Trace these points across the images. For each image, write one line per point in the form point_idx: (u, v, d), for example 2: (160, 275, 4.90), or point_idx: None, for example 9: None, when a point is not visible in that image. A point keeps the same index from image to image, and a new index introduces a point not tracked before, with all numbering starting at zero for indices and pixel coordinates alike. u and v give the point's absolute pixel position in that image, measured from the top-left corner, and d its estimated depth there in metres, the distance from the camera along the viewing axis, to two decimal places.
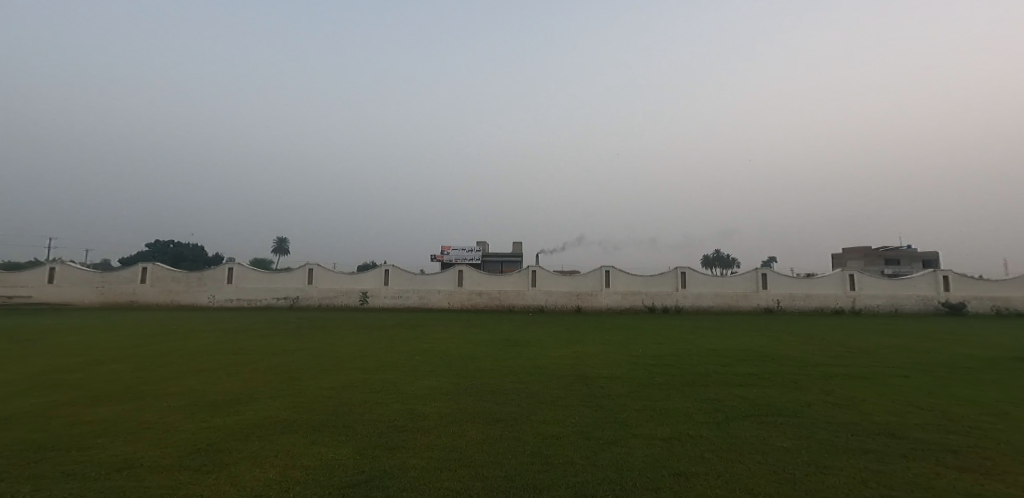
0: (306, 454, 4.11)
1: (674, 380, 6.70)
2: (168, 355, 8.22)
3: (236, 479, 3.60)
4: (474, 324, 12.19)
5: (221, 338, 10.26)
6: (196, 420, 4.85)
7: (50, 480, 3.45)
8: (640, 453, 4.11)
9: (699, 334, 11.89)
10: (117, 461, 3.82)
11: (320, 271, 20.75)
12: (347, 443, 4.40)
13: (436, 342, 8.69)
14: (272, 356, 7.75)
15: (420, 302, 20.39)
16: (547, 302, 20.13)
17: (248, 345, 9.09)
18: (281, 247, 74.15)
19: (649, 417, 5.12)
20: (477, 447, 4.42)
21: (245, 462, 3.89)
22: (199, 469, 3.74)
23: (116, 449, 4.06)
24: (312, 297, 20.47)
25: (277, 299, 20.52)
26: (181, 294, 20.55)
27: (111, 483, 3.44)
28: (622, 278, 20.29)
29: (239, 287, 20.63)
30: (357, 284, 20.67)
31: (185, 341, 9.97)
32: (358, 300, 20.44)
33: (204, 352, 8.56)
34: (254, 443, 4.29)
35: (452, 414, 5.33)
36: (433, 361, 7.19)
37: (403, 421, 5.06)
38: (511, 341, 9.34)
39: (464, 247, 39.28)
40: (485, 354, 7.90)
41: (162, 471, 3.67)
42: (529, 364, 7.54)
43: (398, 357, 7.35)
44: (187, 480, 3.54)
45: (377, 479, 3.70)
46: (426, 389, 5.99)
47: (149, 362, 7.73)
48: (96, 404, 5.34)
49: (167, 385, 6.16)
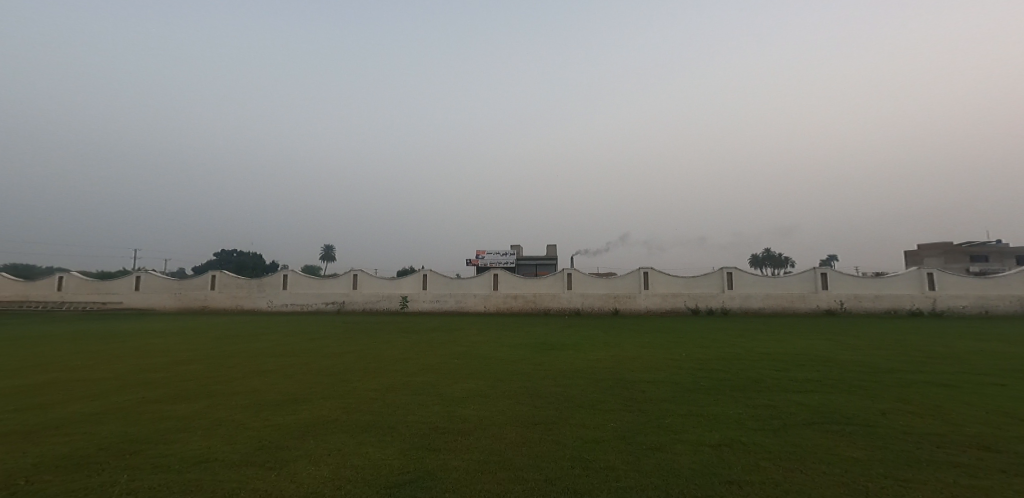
0: (356, 454, 4.28)
1: (723, 385, 6.42)
2: (234, 357, 8.84)
3: (296, 475, 3.82)
4: (510, 327, 12.20)
5: (278, 340, 10.89)
6: (259, 418, 5.18)
7: (143, 471, 3.81)
8: (687, 459, 3.97)
9: (749, 337, 11.32)
10: (196, 455, 4.15)
11: (362, 277, 21.53)
12: (393, 444, 4.54)
13: (472, 345, 8.82)
14: (323, 358, 8.15)
15: (456, 307, 20.69)
16: (583, 305, 19.88)
17: (299, 348, 9.57)
18: (329, 254, 77.09)
19: (693, 422, 4.96)
20: (516, 450, 4.44)
21: (303, 459, 4.12)
22: (263, 465, 3.99)
23: (194, 444, 4.40)
24: (357, 301, 21.30)
25: (326, 304, 21.52)
26: (244, 300, 21.97)
27: (191, 476, 3.74)
28: (660, 280, 19.71)
29: (293, 292, 21.79)
30: (396, 289, 21.26)
31: (247, 343, 10.66)
32: (399, 304, 21.04)
33: (263, 353, 9.12)
34: (309, 442, 4.51)
35: (491, 416, 5.40)
36: (472, 364, 7.29)
37: (443, 423, 5.17)
38: (547, 343, 9.32)
39: (497, 251, 39.52)
40: (522, 357, 7.92)
41: (232, 466, 3.94)
42: (567, 367, 7.48)
43: (438, 359, 7.50)
44: (252, 475, 3.79)
45: (422, 480, 3.81)
46: (464, 392, 6.07)
47: (217, 363, 8.33)
48: (174, 402, 5.81)
49: (232, 385, 6.62)
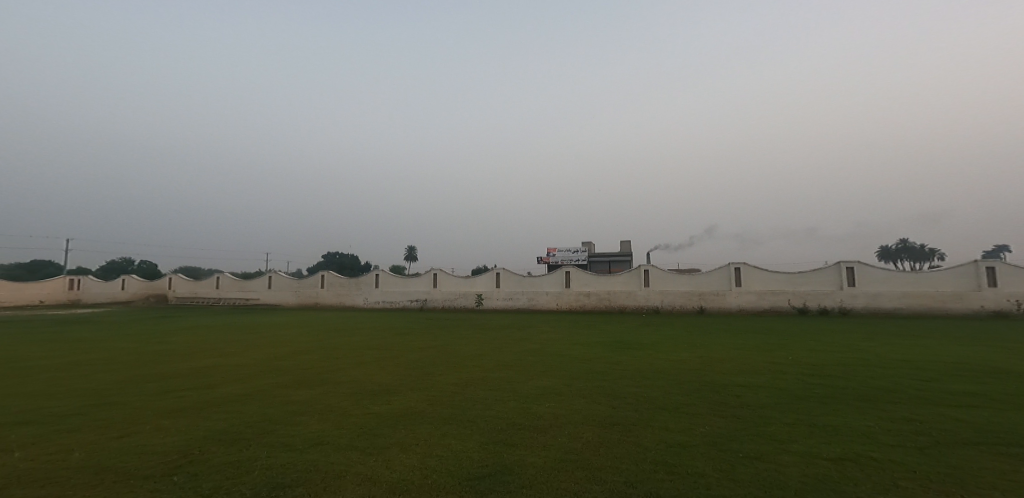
0: (439, 445, 4.43)
1: (846, 395, 5.89)
2: (340, 349, 9.49)
3: (389, 462, 4.06)
4: (587, 325, 11.99)
5: (372, 335, 11.58)
6: (358, 405, 5.22)
7: (276, 449, 4.17)
8: (795, 472, 3.69)
9: (883, 344, 10.01)
10: (312, 436, 4.44)
11: (442, 275, 22.24)
12: (472, 437, 4.64)
13: (545, 342, 8.81)
14: (409, 352, 8.52)
15: (528, 304, 20.85)
16: (663, 303, 19.16)
17: (387, 342, 10.07)
18: (413, 255, 80.93)
19: (803, 432, 4.60)
20: (593, 450, 4.36)
21: (395, 447, 4.32)
22: (363, 450, 4.24)
23: (311, 427, 4.62)
24: (437, 299, 22.04)
25: (410, 302, 22.49)
26: (347, 297, 23.55)
27: (308, 457, 4.05)
28: (755, 277, 18.46)
29: (384, 290, 22.93)
30: (472, 287, 21.83)
31: (347, 337, 11.38)
32: (474, 301, 21.53)
33: (361, 346, 9.70)
34: (398, 430, 4.68)
35: (567, 414, 5.36)
36: (547, 362, 7.25)
37: (520, 419, 5.20)
38: (623, 342, 9.09)
39: (570, 248, 39.26)
40: (595, 355, 7.83)
41: (343, 450, 4.21)
42: (645, 367, 7.32)
43: (512, 356, 7.57)
44: (353, 459, 4.06)
45: (500, 474, 3.86)
46: (539, 389, 6.06)
47: (330, 352, 8.98)
48: (291, 383, 5.88)
49: (334, 374, 6.66)
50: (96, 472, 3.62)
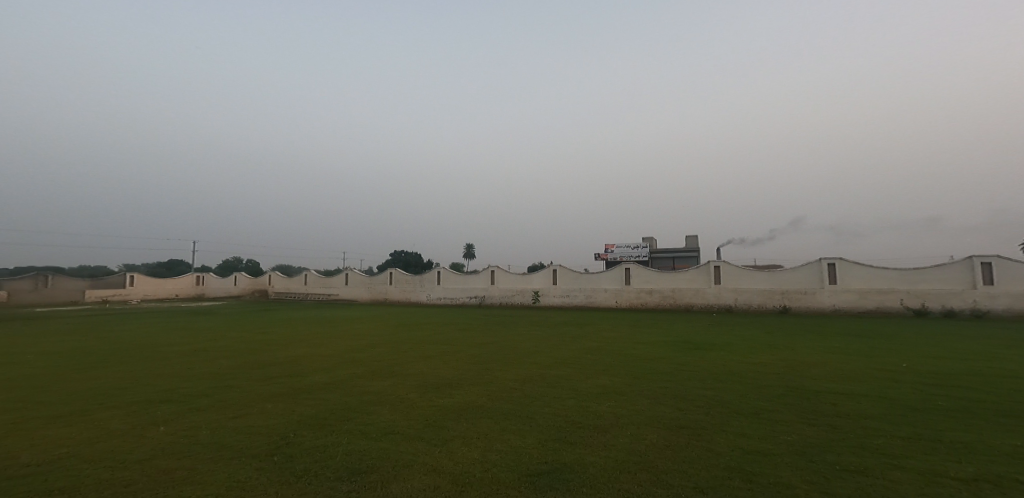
0: (498, 439, 4.36)
1: (975, 408, 5.26)
2: (407, 343, 9.71)
3: (453, 455, 4.04)
4: (652, 324, 11.52)
5: (437, 330, 11.79)
6: (424, 397, 5.25)
7: (355, 435, 4.19)
8: (912, 490, 3.31)
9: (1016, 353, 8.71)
10: (386, 425, 4.42)
11: (499, 273, 22.43)
12: (532, 433, 4.54)
13: (608, 340, 8.56)
14: (472, 347, 8.56)
15: (587, 301, 20.52)
16: (736, 302, 17.66)
17: (450, 337, 10.21)
18: (469, 254, 81.84)
19: (922, 447, 4.14)
20: (659, 452, 4.14)
21: (460, 440, 4.27)
22: (431, 441, 4.21)
23: (385, 417, 4.57)
24: (494, 296, 22.29)
25: (469, 298, 22.91)
26: (411, 293, 24.47)
27: (380, 446, 4.06)
28: (854, 274, 15.96)
29: (445, 287, 23.58)
30: (529, 284, 21.84)
31: (413, 332, 11.65)
32: (531, 298, 21.58)
33: (426, 341, 9.87)
34: (460, 422, 4.63)
35: (629, 415, 5.16)
36: (609, 361, 7.02)
37: (579, 417, 5.04)
38: (690, 343, 8.66)
39: (629, 245, 38.43)
40: (660, 354, 7.52)
41: (413, 440, 4.20)
42: (712, 372, 7.01)
43: (573, 353, 7.42)
44: (421, 450, 4.06)
45: (557, 472, 3.73)
46: (600, 388, 5.86)
47: (398, 346, 9.20)
48: (361, 372, 5.98)
49: (401, 367, 6.75)
50: (184, 451, 3.89)
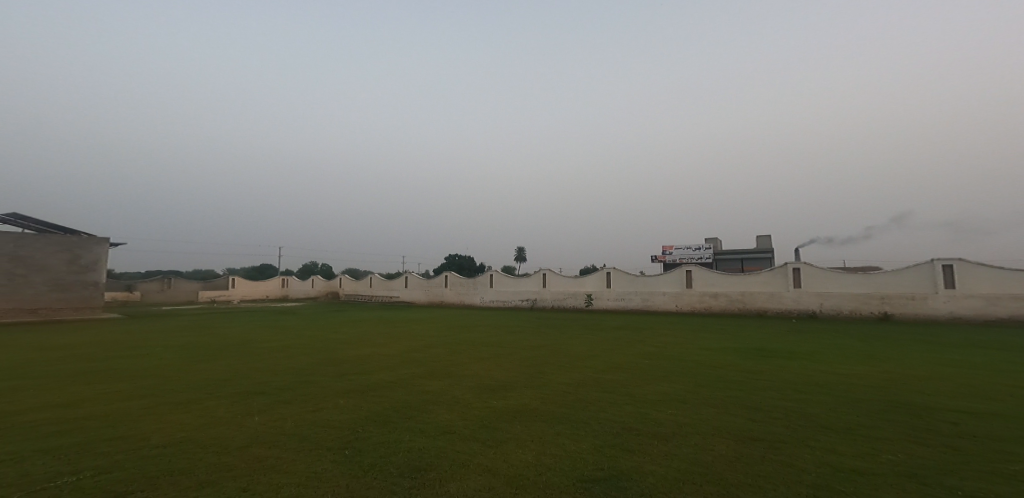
0: (552, 443, 4.45)
1: None
2: (460, 343, 10.06)
3: (506, 456, 4.21)
4: (716, 330, 10.95)
5: (489, 332, 12.05)
6: (479, 398, 5.47)
7: (413, 432, 4.52)
8: None
9: None
10: (440, 424, 4.71)
11: (551, 276, 22.47)
12: (587, 438, 4.58)
13: (665, 346, 8.28)
14: (523, 350, 8.69)
15: (643, 305, 19.82)
16: (823, 307, 16.07)
17: (502, 340, 10.44)
18: (521, 256, 82.01)
19: None
20: (727, 464, 4.01)
21: (513, 442, 4.43)
22: (484, 441, 4.42)
23: (440, 416, 4.86)
24: (546, 299, 22.39)
25: (521, 301, 23.23)
26: (466, 296, 25.32)
27: (436, 444, 4.33)
28: (978, 277, 13.90)
29: (498, 290, 24.11)
30: (582, 287, 21.61)
31: (466, 333, 12.02)
32: (584, 302, 21.33)
33: (477, 343, 10.15)
34: (515, 425, 4.78)
35: (692, 423, 5.02)
36: (669, 367, 6.80)
37: (637, 424, 4.98)
38: (760, 350, 8.15)
39: (690, 246, 36.60)
40: (724, 361, 7.16)
41: (468, 440, 4.42)
42: (787, 382, 6.54)
43: (628, 358, 7.28)
44: (473, 450, 4.28)
45: (615, 479, 3.76)
46: (659, 395, 5.73)
47: (451, 347, 9.56)
48: (420, 372, 6.36)
49: (456, 368, 7.04)
50: (274, 440, 4.42)
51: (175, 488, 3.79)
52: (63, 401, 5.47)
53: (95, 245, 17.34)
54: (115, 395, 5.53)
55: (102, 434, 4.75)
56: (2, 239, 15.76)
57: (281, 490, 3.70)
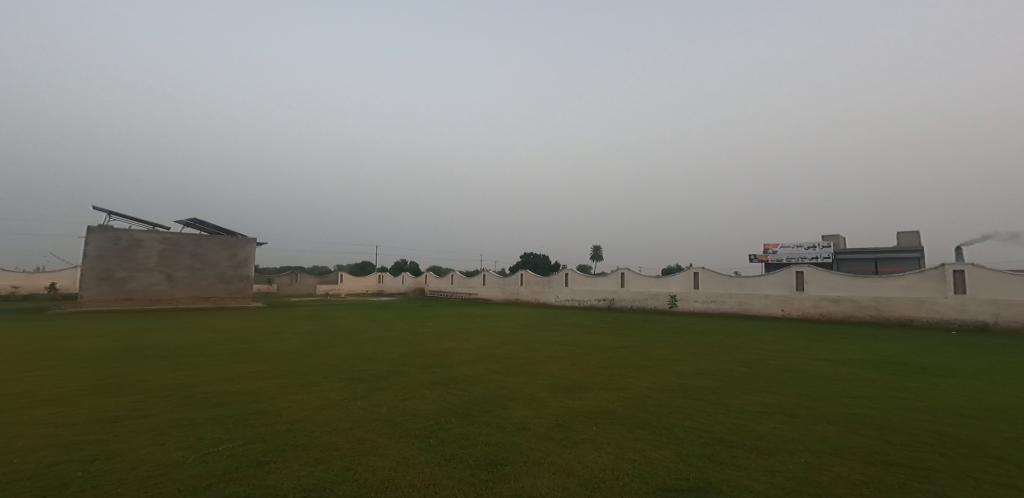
0: (632, 449, 4.29)
1: None
2: (534, 341, 10.07)
3: (583, 457, 4.17)
4: (833, 339, 9.49)
5: (564, 331, 11.87)
6: (554, 397, 5.48)
7: (490, 427, 4.70)
8: None
9: None
10: (516, 420, 4.83)
11: (630, 275, 21.32)
12: (669, 446, 4.33)
13: (766, 354, 7.46)
14: (599, 351, 8.42)
15: (739, 309, 17.78)
16: (999, 318, 12.77)
17: (578, 339, 10.22)
18: (598, 255, 78.76)
19: None
20: (846, 489, 3.51)
21: (589, 444, 4.37)
22: (560, 440, 4.44)
23: (516, 413, 4.99)
24: (625, 299, 21.28)
25: (598, 300, 22.45)
26: (541, 294, 25.44)
27: (513, 440, 4.46)
28: None
29: (573, 289, 23.79)
30: (664, 287, 20.10)
31: (541, 332, 11.99)
32: (668, 303, 19.80)
33: (551, 342, 10.06)
34: (592, 427, 4.71)
35: (802, 440, 4.46)
36: (770, 377, 6.11)
37: (731, 435, 4.57)
38: (891, 362, 6.96)
39: (801, 245, 32.48)
40: (844, 374, 6.23)
41: (545, 439, 4.47)
42: (929, 401, 5.50)
43: (720, 365, 6.69)
44: (550, 449, 4.31)
45: (701, 492, 3.51)
46: (759, 407, 5.18)
47: (525, 344, 9.61)
48: (498, 368, 6.55)
49: (532, 365, 7.10)
50: (372, 425, 4.93)
51: (295, 461, 4.44)
52: (220, 379, 6.68)
53: (247, 244, 20.72)
54: (256, 375, 6.60)
55: (246, 409, 5.72)
56: (187, 240, 19.43)
57: (377, 472, 4.13)
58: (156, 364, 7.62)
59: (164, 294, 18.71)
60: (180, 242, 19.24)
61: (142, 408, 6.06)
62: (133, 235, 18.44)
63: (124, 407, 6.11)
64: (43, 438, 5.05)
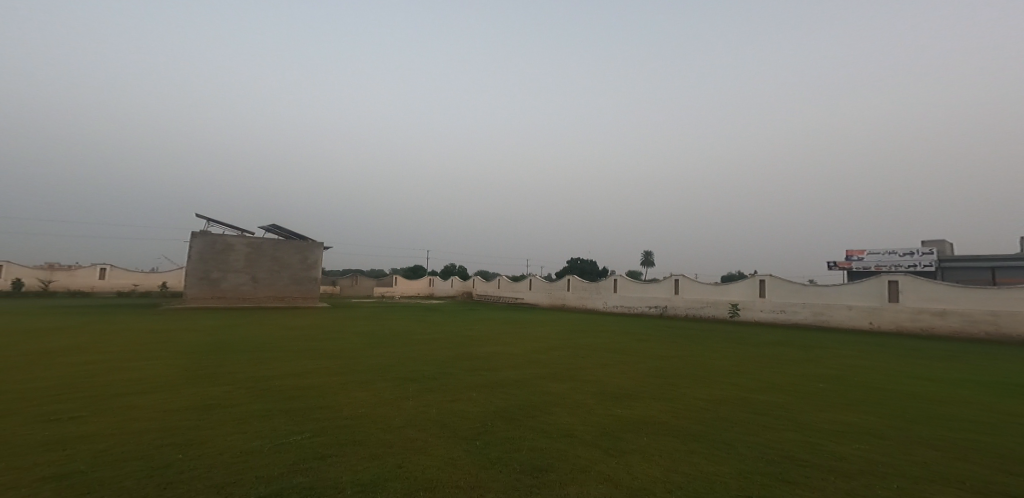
0: (686, 462, 3.98)
1: None
2: (582, 347, 9.79)
3: (631, 468, 3.93)
4: (929, 356, 8.31)
5: (614, 338, 11.44)
6: (602, 405, 5.26)
7: (534, 432, 4.60)
8: None
9: None
10: (562, 427, 4.68)
11: (685, 281, 20.30)
12: (730, 462, 3.97)
13: (846, 369, 6.69)
14: (650, 359, 8.00)
15: (815, 321, 16.11)
16: None
17: (628, 347, 9.76)
18: (649, 261, 74.80)
19: None
20: None
21: (638, 455, 4.12)
22: (607, 450, 4.23)
23: (563, 419, 4.84)
24: (679, 307, 20.22)
25: (649, 308, 21.50)
26: (588, 300, 24.83)
27: (558, 447, 4.32)
28: None
29: (622, 295, 22.91)
30: (724, 296, 18.82)
31: (590, 338, 11.65)
32: (728, 313, 18.48)
33: (600, 348, 9.73)
34: (642, 437, 4.44)
35: (893, 464, 3.89)
36: (851, 395, 5.45)
37: (803, 454, 4.10)
38: (1005, 383, 5.97)
39: (892, 251, 29.28)
40: (945, 395, 5.42)
41: (591, 447, 4.29)
42: None
43: (791, 380, 6.08)
44: (596, 457, 4.12)
45: None
46: (836, 426, 4.62)
47: (572, 350, 9.37)
48: (544, 373, 6.42)
49: (579, 372, 6.88)
50: (422, 425, 5.02)
51: (351, 457, 4.62)
52: (290, 375, 7.15)
53: (315, 248, 22.19)
54: (322, 372, 7.01)
55: (312, 404, 6.07)
56: (267, 244, 21.22)
57: (424, 471, 4.17)
58: (238, 358, 8.36)
59: (248, 293, 20.56)
60: (263, 246, 21.05)
61: (229, 398, 6.65)
62: (226, 240, 20.41)
63: (215, 396, 6.75)
64: (146, 421, 5.67)
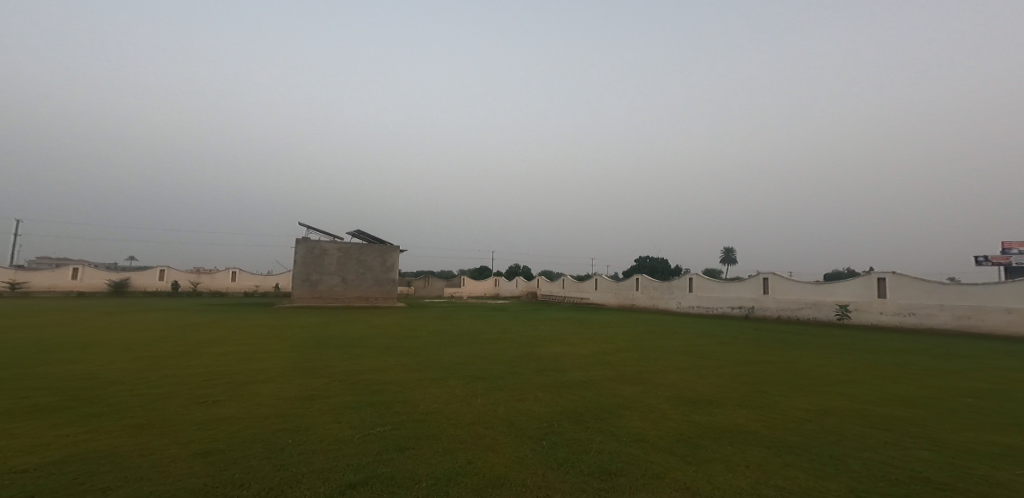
0: (780, 475, 3.41)
1: None
2: (656, 350, 9.12)
3: (711, 478, 3.45)
4: None
5: (694, 340, 10.53)
6: (678, 410, 4.75)
7: (603, 435, 4.25)
8: None
9: None
10: (634, 431, 4.28)
11: (776, 280, 18.35)
12: (839, 479, 3.32)
13: (997, 382, 5.43)
14: (735, 364, 7.18)
15: (958, 324, 13.54)
16: None
17: (712, 350, 8.88)
18: (729, 258, 68.90)
19: None
20: None
21: (721, 464, 3.62)
22: (684, 457, 3.77)
23: (635, 423, 4.43)
24: (770, 308, 18.35)
25: (732, 308, 19.71)
26: (660, 300, 23.46)
27: (628, 451, 3.95)
28: None
29: (699, 295, 21.29)
30: (827, 296, 16.66)
31: (667, 340, 10.83)
32: (834, 315, 16.30)
33: (676, 351, 8.98)
34: (727, 446, 3.90)
35: None
36: (1004, 414, 4.37)
37: (941, 476, 3.30)
38: None
39: None
40: None
41: (667, 453, 3.86)
42: None
43: (919, 393, 5.05)
44: (672, 465, 3.69)
45: None
46: (987, 447, 3.69)
47: (645, 352, 8.74)
48: (614, 375, 6.01)
49: (652, 375, 6.34)
50: (491, 422, 4.90)
51: (426, 450, 4.62)
52: (371, 370, 7.47)
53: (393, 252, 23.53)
54: (402, 368, 7.22)
55: (394, 399, 6.24)
56: (354, 248, 22.81)
57: (489, 468, 4.03)
58: (331, 355, 8.95)
59: (340, 293, 22.32)
60: (351, 250, 22.70)
61: (328, 389, 7.11)
62: (321, 245, 22.26)
63: (316, 387, 7.26)
64: (252, 407, 6.21)
